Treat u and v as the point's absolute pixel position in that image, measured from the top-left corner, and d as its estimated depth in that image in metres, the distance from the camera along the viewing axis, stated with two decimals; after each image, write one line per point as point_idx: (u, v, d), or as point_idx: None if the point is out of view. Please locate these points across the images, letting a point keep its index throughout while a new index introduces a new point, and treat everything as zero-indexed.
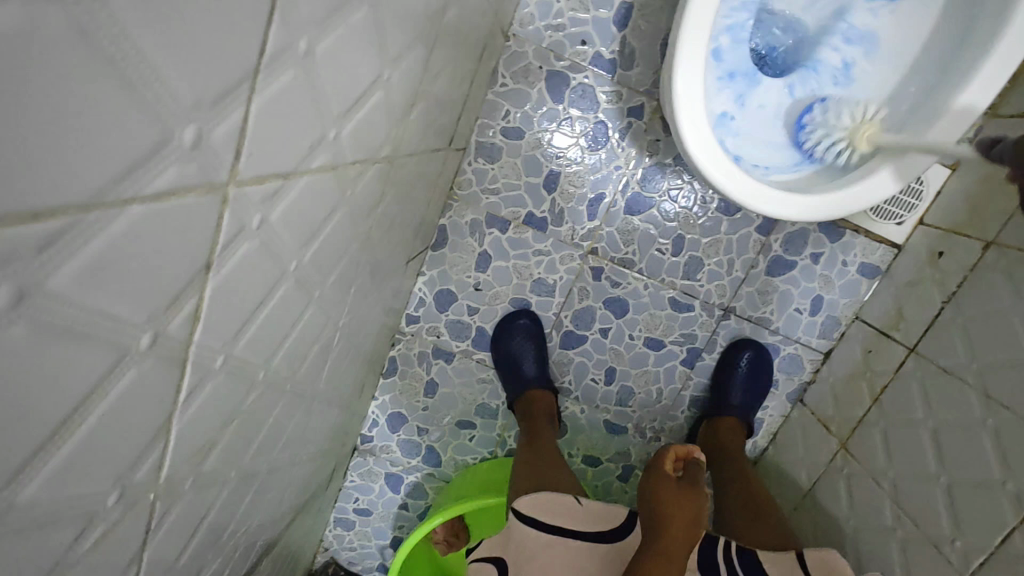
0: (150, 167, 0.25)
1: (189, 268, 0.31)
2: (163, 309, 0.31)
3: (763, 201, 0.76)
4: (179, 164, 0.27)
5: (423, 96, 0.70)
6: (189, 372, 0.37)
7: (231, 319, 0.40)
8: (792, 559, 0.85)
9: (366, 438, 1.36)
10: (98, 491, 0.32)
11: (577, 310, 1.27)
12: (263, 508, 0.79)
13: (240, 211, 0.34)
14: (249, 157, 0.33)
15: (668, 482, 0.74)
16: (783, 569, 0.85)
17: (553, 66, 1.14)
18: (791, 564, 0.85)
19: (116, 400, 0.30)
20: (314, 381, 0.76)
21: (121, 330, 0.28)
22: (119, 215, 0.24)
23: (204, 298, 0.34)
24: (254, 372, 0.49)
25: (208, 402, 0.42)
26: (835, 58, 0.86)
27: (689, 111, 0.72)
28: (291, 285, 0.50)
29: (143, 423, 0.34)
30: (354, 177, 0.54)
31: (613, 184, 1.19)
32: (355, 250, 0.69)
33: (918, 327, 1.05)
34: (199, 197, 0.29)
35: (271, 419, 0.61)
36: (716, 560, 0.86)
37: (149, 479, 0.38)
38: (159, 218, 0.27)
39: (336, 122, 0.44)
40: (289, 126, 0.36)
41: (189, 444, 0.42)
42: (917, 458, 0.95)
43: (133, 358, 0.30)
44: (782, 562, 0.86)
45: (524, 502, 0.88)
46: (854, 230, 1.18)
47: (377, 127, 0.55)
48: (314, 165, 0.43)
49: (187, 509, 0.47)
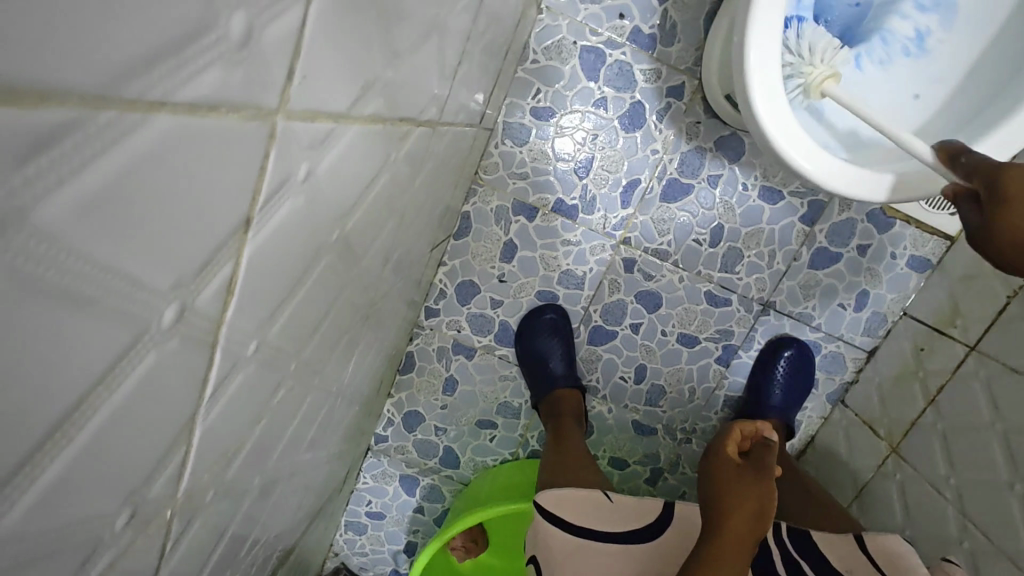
0: (187, 62, 0.18)
1: (223, 223, 0.24)
2: (192, 274, 0.23)
3: (842, 182, 0.68)
4: (223, 67, 0.19)
5: (466, 59, 0.63)
6: (218, 361, 0.29)
7: (268, 296, 0.32)
8: (850, 542, 0.76)
9: (380, 438, 1.29)
10: (104, 513, 0.25)
11: (607, 305, 1.19)
12: (282, 514, 0.72)
13: (287, 154, 0.27)
14: (302, 79, 0.25)
15: (728, 465, 0.66)
16: (853, 562, 0.74)
17: (588, 42, 1.06)
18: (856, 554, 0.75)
19: (130, 394, 0.23)
20: (339, 376, 0.69)
21: (138, 298, 0.21)
22: (141, 124, 0.17)
23: (240, 265, 0.27)
24: (284, 364, 0.42)
25: (236, 399, 0.34)
26: (906, 27, 0.77)
27: (763, 84, 0.65)
28: (330, 261, 0.42)
29: (162, 424, 0.26)
30: (401, 134, 0.46)
31: (649, 169, 1.12)
32: (389, 229, 0.62)
33: (979, 324, 0.97)
34: (242, 123, 0.22)
35: (297, 418, 0.54)
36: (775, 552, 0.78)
37: (166, 494, 0.30)
38: (191, 142, 0.19)
39: (393, 60, 0.37)
40: (345, 54, 0.29)
41: (212, 450, 0.34)
42: (987, 466, 0.88)
43: (152, 337, 0.23)
44: (847, 551, 0.76)
45: (547, 498, 0.80)
46: (905, 221, 1.09)
47: (426, 80, 0.47)
48: (366, 112, 0.36)
49: (207, 524, 0.40)
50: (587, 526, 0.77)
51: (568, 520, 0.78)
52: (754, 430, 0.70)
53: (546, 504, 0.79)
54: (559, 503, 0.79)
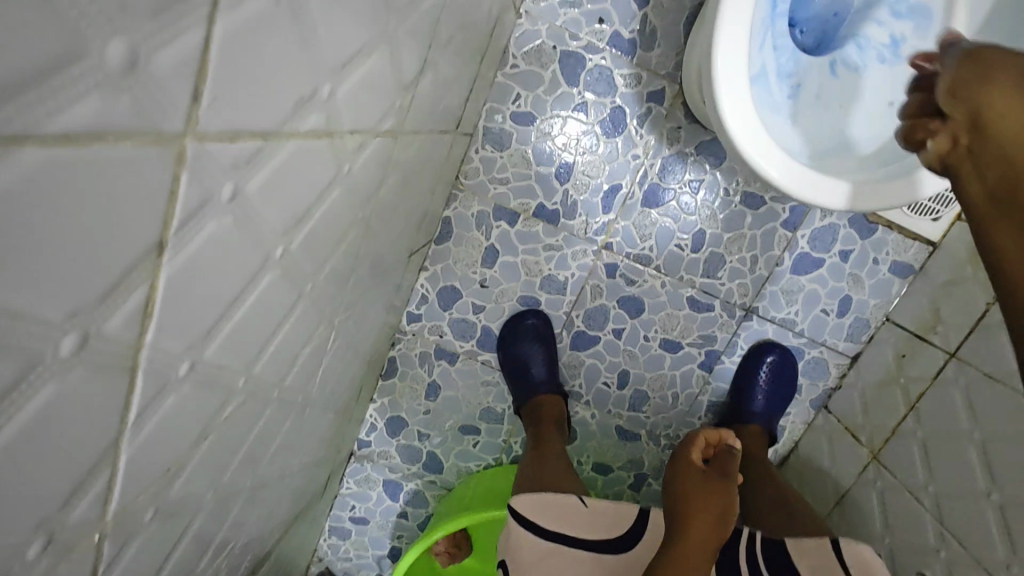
0: (57, 94, 0.17)
1: (128, 250, 0.23)
2: (93, 301, 0.23)
3: (807, 191, 0.68)
4: (105, 95, 0.19)
5: (431, 67, 0.63)
6: (141, 384, 0.29)
7: (198, 317, 0.32)
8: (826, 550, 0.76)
9: (363, 443, 1.28)
10: (10, 543, 0.25)
11: (589, 310, 1.19)
12: (251, 524, 0.71)
13: (205, 176, 0.27)
14: (212, 101, 0.25)
15: (694, 470, 0.68)
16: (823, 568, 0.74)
17: (568, 47, 1.06)
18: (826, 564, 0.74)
19: (27, 426, 0.22)
20: (307, 385, 0.68)
21: (27, 330, 0.20)
22: (1, 159, 0.16)
23: (156, 289, 0.27)
24: (230, 380, 0.41)
25: (170, 419, 0.34)
26: (881, 34, 0.76)
27: (730, 90, 0.64)
28: (278, 276, 0.42)
29: (74, 451, 0.26)
30: (353, 147, 0.46)
31: (630, 175, 1.11)
32: (354, 239, 0.62)
33: (959, 330, 0.97)
34: (138, 149, 0.21)
35: (255, 431, 0.53)
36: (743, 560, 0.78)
37: (90, 518, 0.30)
38: (73, 172, 0.19)
39: (333, 74, 0.36)
40: (268, 75, 0.28)
41: (146, 471, 0.34)
42: (964, 474, 0.87)
43: (48, 368, 0.22)
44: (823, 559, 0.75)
45: (522, 501, 0.80)
46: (887, 227, 1.09)
47: (380, 91, 0.47)
48: (304, 128, 0.35)
49: (151, 542, 0.40)
50: (560, 531, 0.78)
51: (541, 526, 0.78)
52: (717, 435, 0.73)
53: (520, 506, 0.79)
54: (532, 506, 0.79)
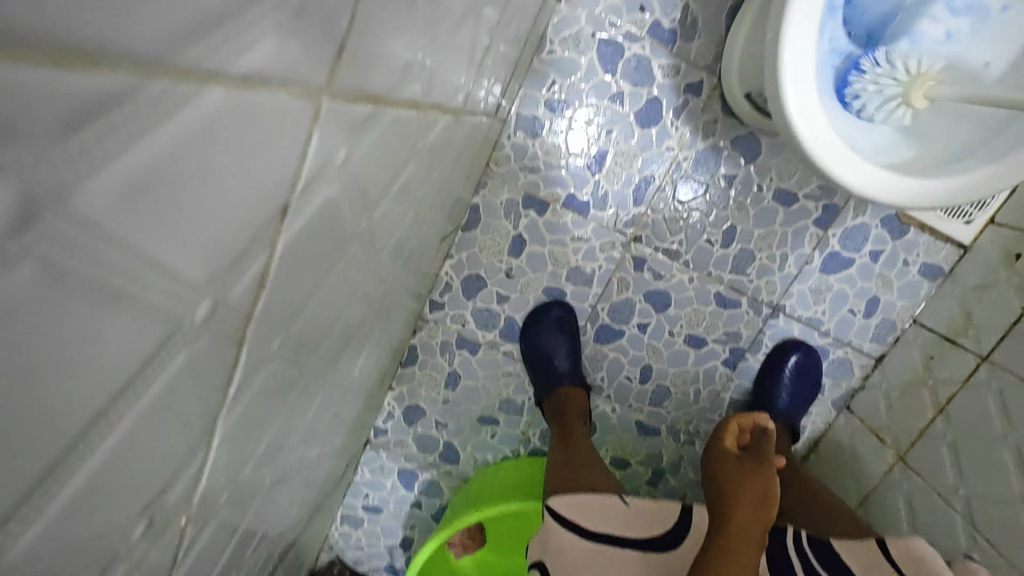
0: (246, 29, 0.16)
1: (263, 212, 0.22)
2: (226, 267, 0.21)
3: (869, 185, 0.65)
4: (280, 36, 0.17)
5: (491, 48, 0.61)
6: (243, 359, 0.27)
7: (295, 290, 0.30)
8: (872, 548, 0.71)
9: (380, 431, 1.27)
10: (121, 525, 0.23)
11: (615, 303, 1.17)
12: (286, 510, 0.71)
13: (329, 138, 0.25)
14: (350, 56, 0.23)
15: (728, 459, 0.65)
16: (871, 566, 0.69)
17: (607, 34, 1.04)
18: (875, 556, 0.70)
19: (157, 397, 0.21)
20: (349, 371, 0.67)
21: (173, 295, 0.19)
22: (194, 97, 0.15)
23: (273, 257, 0.25)
24: (303, 360, 0.40)
25: (257, 398, 0.32)
26: (937, 29, 0.74)
27: (796, 85, 0.61)
28: (355, 254, 0.41)
29: (184, 429, 0.24)
30: (429, 122, 0.44)
31: (663, 167, 1.09)
32: (406, 222, 0.60)
33: (992, 334, 0.95)
34: (290, 100, 0.20)
35: (308, 414, 0.52)
36: (788, 552, 0.73)
37: (183, 499, 0.28)
38: (238, 118, 0.17)
39: (432, 42, 0.35)
40: (387, 35, 0.27)
41: (229, 451, 0.32)
42: (996, 479, 0.87)
43: (183, 336, 0.20)
44: (867, 556, 0.71)
45: (563, 502, 0.78)
46: (919, 228, 1.08)
47: (458, 66, 0.45)
48: (404, 96, 0.33)
49: (219, 526, 0.38)
50: (604, 531, 0.74)
51: (583, 526, 0.75)
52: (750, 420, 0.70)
53: (562, 507, 0.77)
54: (575, 507, 0.77)
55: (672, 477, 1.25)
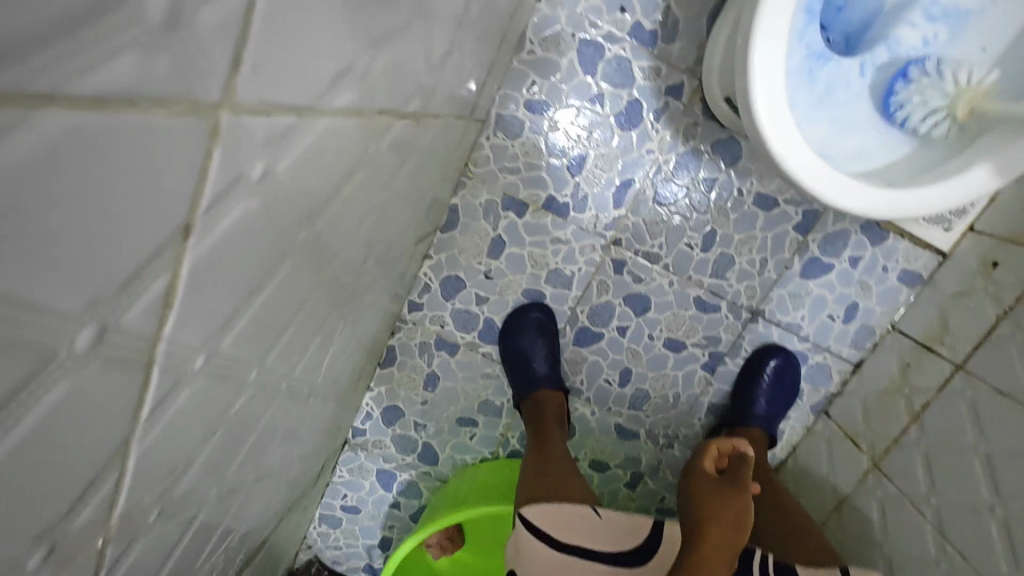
0: (91, 49, 0.15)
1: (154, 235, 0.21)
2: (113, 290, 0.20)
3: (839, 194, 0.65)
4: (140, 53, 0.16)
5: (455, 50, 0.60)
6: (156, 380, 0.26)
7: (218, 305, 0.29)
8: None
9: (358, 432, 1.26)
10: (14, 554, 0.23)
11: (595, 306, 1.17)
12: (249, 514, 0.70)
13: (238, 154, 0.24)
14: (252, 69, 0.22)
15: (704, 480, 0.64)
16: None
17: (587, 35, 1.03)
18: None
19: (37, 428, 0.20)
20: (312, 375, 0.66)
21: (38, 323, 0.18)
22: (24, 122, 0.14)
23: (179, 277, 0.24)
24: (243, 372, 0.39)
25: (182, 414, 0.32)
26: (913, 36, 0.73)
27: (767, 96, 0.61)
28: (297, 263, 0.40)
29: (84, 456, 0.24)
30: (379, 128, 0.43)
31: (644, 170, 1.09)
32: (368, 226, 0.59)
33: (967, 342, 0.95)
34: (171, 119, 0.19)
35: (261, 421, 0.51)
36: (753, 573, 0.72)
37: (95, 521, 0.28)
38: (97, 142, 0.16)
39: (369, 48, 0.34)
40: (305, 47, 0.26)
41: (153, 470, 0.31)
42: (966, 487, 0.86)
43: (62, 363, 0.20)
44: None
45: (533, 511, 0.77)
46: (898, 234, 1.08)
47: (410, 69, 0.44)
48: (336, 105, 0.32)
49: (152, 541, 0.38)
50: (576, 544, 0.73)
51: (555, 537, 0.74)
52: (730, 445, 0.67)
53: (533, 516, 0.76)
54: (544, 516, 0.76)
55: (650, 480, 1.25)
